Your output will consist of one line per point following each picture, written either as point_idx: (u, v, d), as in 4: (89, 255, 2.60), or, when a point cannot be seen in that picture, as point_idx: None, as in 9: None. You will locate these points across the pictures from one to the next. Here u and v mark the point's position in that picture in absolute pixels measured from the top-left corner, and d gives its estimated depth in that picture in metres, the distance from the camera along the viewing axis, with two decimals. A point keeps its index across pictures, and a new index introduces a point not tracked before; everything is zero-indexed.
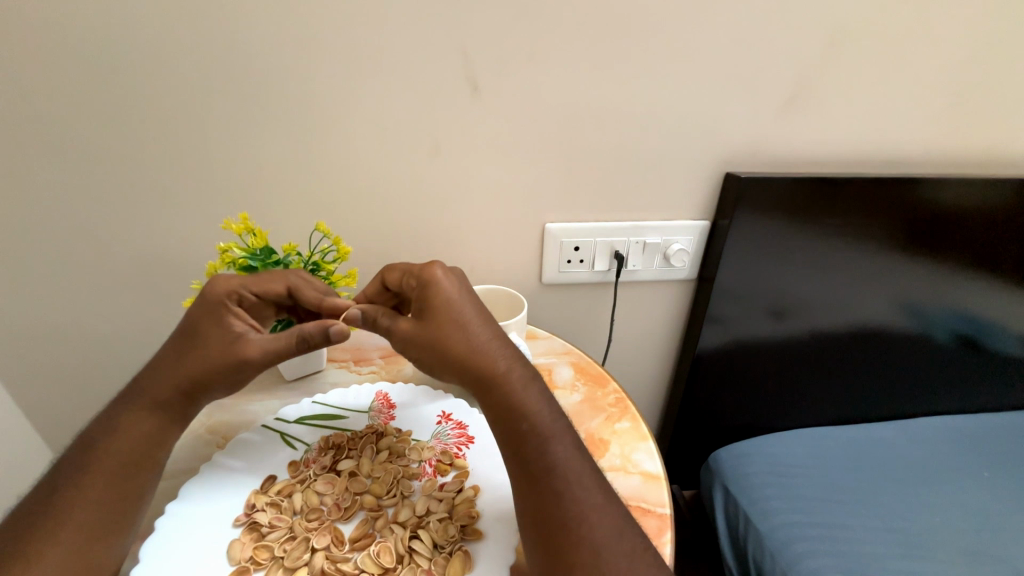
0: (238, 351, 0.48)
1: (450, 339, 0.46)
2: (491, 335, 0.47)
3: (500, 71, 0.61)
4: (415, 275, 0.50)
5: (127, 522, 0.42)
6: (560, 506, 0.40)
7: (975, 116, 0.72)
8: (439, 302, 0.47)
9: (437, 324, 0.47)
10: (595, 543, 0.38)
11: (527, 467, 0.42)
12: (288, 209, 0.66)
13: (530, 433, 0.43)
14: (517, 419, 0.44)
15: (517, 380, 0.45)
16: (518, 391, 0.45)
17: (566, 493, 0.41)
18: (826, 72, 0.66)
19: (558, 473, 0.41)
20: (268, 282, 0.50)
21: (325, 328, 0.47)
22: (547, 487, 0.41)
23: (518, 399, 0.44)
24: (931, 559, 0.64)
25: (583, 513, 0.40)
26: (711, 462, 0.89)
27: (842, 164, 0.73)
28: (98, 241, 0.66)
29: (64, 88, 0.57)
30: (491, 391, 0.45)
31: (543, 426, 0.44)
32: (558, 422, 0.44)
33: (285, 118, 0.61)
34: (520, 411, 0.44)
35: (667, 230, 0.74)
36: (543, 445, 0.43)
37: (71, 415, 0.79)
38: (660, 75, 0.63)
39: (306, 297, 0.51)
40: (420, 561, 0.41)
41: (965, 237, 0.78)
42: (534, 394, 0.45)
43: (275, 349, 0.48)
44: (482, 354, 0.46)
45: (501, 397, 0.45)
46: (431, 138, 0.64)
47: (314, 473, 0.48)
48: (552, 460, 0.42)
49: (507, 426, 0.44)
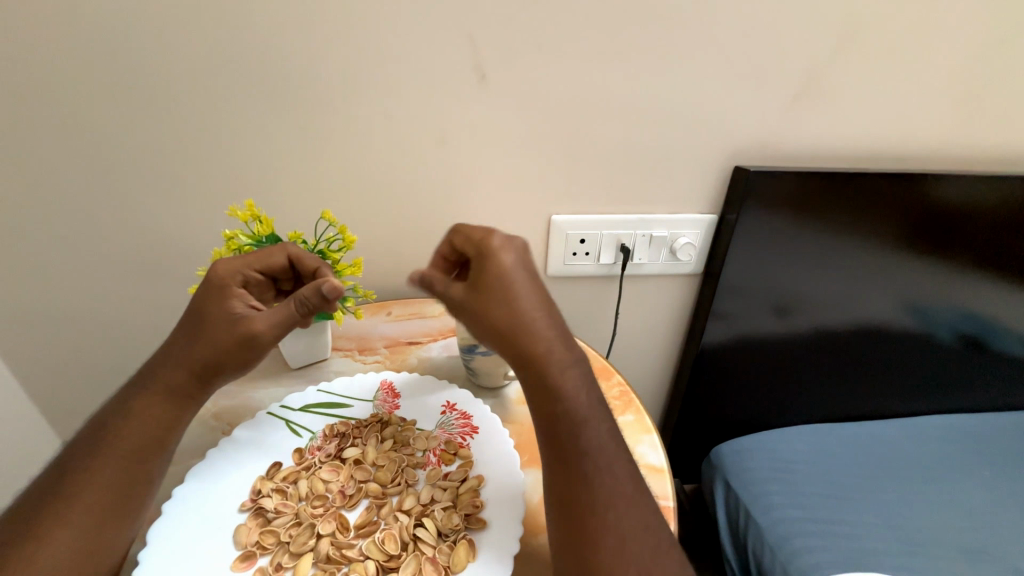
0: (245, 327, 0.48)
1: (497, 311, 0.44)
2: (542, 313, 0.45)
3: (508, 59, 0.60)
4: (473, 245, 0.47)
5: (137, 506, 0.43)
6: (588, 490, 0.41)
7: (988, 113, 0.70)
8: (491, 276, 0.45)
9: (486, 296, 0.45)
10: (620, 531, 0.39)
11: (559, 449, 0.43)
12: (292, 197, 0.66)
13: (565, 416, 0.43)
14: (553, 402, 0.44)
15: (558, 363, 0.44)
16: (558, 373, 0.44)
17: (593, 479, 0.41)
18: (838, 65, 0.64)
19: (590, 458, 0.42)
20: (267, 257, 0.51)
21: (319, 287, 0.47)
22: (576, 470, 0.41)
23: (558, 381, 0.44)
24: (932, 557, 0.64)
25: (611, 500, 0.40)
26: (712, 456, 0.89)
27: (852, 160, 0.72)
28: (104, 228, 0.66)
29: (70, 73, 0.56)
30: (530, 371, 0.44)
31: (579, 410, 0.43)
32: (594, 407, 0.44)
33: (290, 105, 0.60)
34: (558, 393, 0.44)
35: (674, 224, 0.73)
36: (577, 429, 0.43)
37: (77, 399, 0.79)
38: (670, 66, 0.62)
39: (305, 266, 0.52)
40: (424, 548, 0.41)
41: (974, 235, 0.77)
42: (573, 377, 0.44)
43: (281, 318, 0.48)
44: (527, 333, 0.44)
45: (541, 379, 0.44)
46: (437, 128, 0.63)
47: (319, 460, 0.48)
48: (585, 444, 0.42)
49: (543, 407, 0.44)
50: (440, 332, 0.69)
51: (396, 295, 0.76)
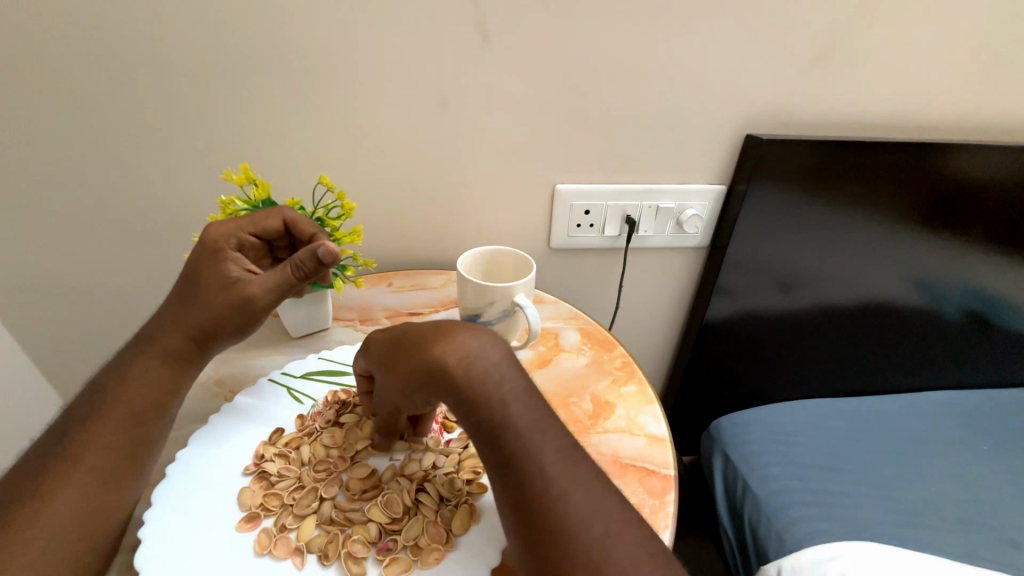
0: (239, 291, 0.47)
1: (399, 368, 0.41)
2: (425, 335, 0.40)
3: (512, 16, 0.57)
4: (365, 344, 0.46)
5: (139, 467, 0.43)
6: (522, 504, 0.35)
7: (1014, 80, 0.67)
8: (381, 348, 0.44)
9: (390, 368, 0.42)
10: (562, 547, 0.33)
11: (489, 464, 0.37)
12: (289, 163, 0.64)
13: (486, 424, 0.37)
14: (467, 412, 0.37)
15: (458, 370, 0.37)
16: (461, 378, 0.37)
17: (530, 486, 0.35)
18: (862, 26, 0.61)
19: (517, 470, 0.35)
20: (261, 220, 0.49)
21: (313, 251, 0.45)
22: (512, 481, 0.36)
23: (464, 386, 0.37)
24: (926, 527, 0.65)
25: (546, 512, 0.34)
26: (711, 429, 0.90)
27: (868, 129, 0.69)
28: (97, 194, 0.64)
29: (54, 27, 0.54)
30: (439, 386, 0.38)
31: (497, 414, 0.37)
32: (516, 406, 0.37)
33: (284, 65, 0.58)
34: (469, 402, 0.37)
35: (682, 195, 0.71)
36: (500, 438, 0.36)
37: (81, 366, 0.80)
38: (683, 25, 0.59)
39: (300, 232, 0.50)
40: (426, 512, 0.41)
41: (990, 209, 0.75)
42: (482, 378, 0.37)
43: (276, 283, 0.47)
44: (421, 356, 0.39)
45: (449, 394, 0.38)
46: (438, 92, 0.61)
47: (320, 426, 0.49)
48: (510, 453, 0.36)
49: (465, 420, 0.38)
50: (441, 303, 0.68)
51: (397, 266, 0.75)
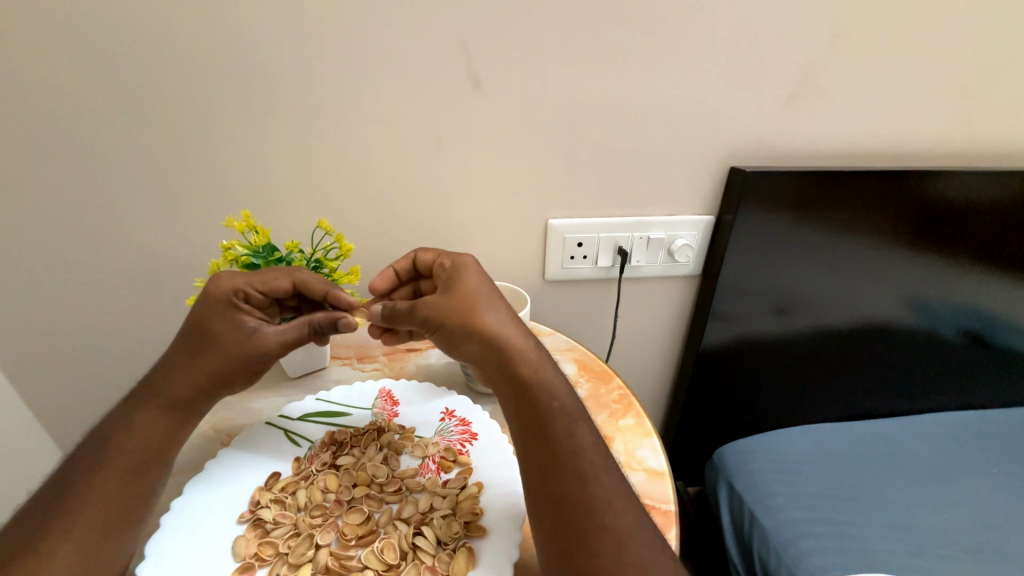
0: (253, 344, 0.48)
1: (482, 321, 0.45)
2: (515, 315, 0.47)
3: (500, 66, 0.60)
4: (449, 260, 0.51)
5: (136, 520, 0.43)
6: (585, 491, 0.39)
7: (981, 110, 0.70)
8: (472, 281, 0.48)
9: (469, 303, 0.46)
10: (619, 530, 0.38)
11: (553, 450, 0.41)
12: (289, 207, 0.66)
13: (559, 413, 0.43)
14: (546, 399, 0.43)
15: (544, 362, 0.45)
16: (546, 372, 0.45)
17: (590, 477, 0.40)
18: (833, 64, 0.64)
19: (584, 456, 0.41)
20: (271, 279, 0.49)
21: (334, 320, 0.50)
22: (574, 468, 0.40)
23: (547, 378, 0.44)
24: (939, 557, 0.63)
25: (608, 497, 0.39)
26: (715, 459, 0.89)
27: (846, 159, 0.72)
28: (103, 241, 0.66)
29: (71, 88, 0.57)
30: (519, 367, 0.44)
31: (570, 406, 0.43)
32: (581, 408, 0.44)
33: (286, 116, 0.61)
34: (550, 387, 0.44)
35: (671, 226, 0.73)
36: (570, 427, 0.42)
37: (75, 412, 0.79)
38: (662, 69, 0.63)
39: (311, 290, 0.51)
40: (423, 557, 0.41)
41: (973, 230, 0.77)
42: (558, 376, 0.45)
43: (291, 338, 0.50)
44: (512, 332, 0.45)
45: (531, 374, 0.44)
46: (431, 136, 0.64)
47: (316, 469, 0.48)
48: (579, 441, 0.42)
49: (535, 405, 0.43)
50: None
51: None
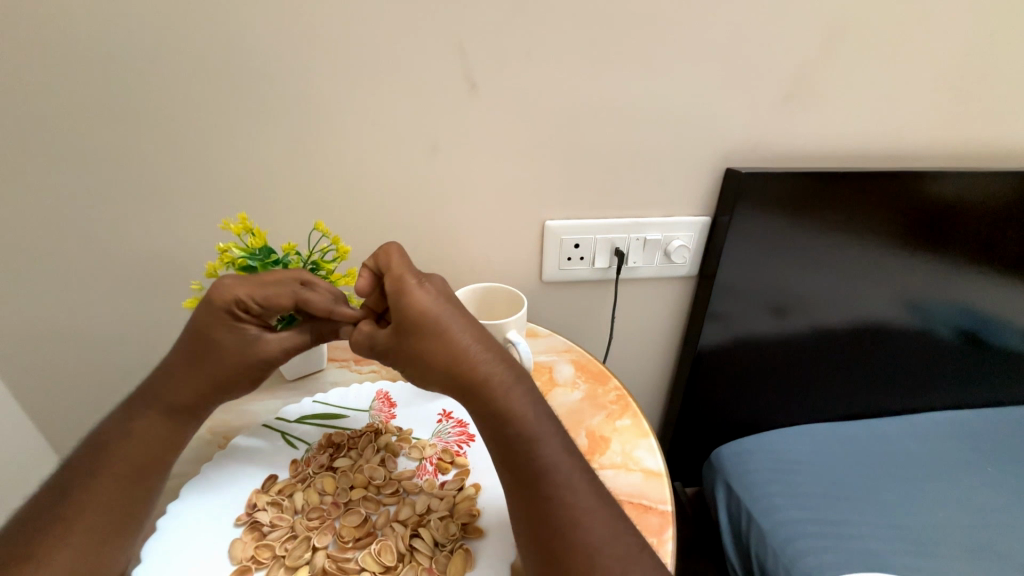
0: (258, 355, 0.49)
1: (433, 353, 0.44)
2: (468, 337, 0.44)
3: (497, 67, 0.60)
4: (392, 279, 0.46)
5: (133, 524, 0.43)
6: (549, 512, 0.39)
7: (974, 111, 0.71)
8: (415, 310, 0.44)
9: (416, 335, 0.45)
10: (587, 547, 0.38)
11: (515, 476, 0.41)
12: (287, 209, 0.66)
13: (518, 439, 0.42)
14: (505, 425, 0.43)
15: (500, 386, 0.43)
16: (503, 397, 0.43)
17: (554, 498, 0.40)
18: (828, 64, 0.65)
19: (547, 479, 0.40)
20: (276, 295, 0.47)
21: (335, 329, 0.52)
22: (536, 492, 0.40)
23: (505, 404, 0.43)
24: (934, 556, 0.64)
25: (574, 515, 0.39)
26: (713, 459, 0.89)
27: (841, 160, 0.72)
28: (100, 245, 0.66)
29: (68, 91, 0.57)
30: (475, 396, 0.44)
31: (531, 430, 0.42)
32: (547, 427, 0.43)
33: (282, 117, 0.61)
34: (506, 415, 0.43)
35: (667, 227, 0.74)
36: (532, 451, 0.42)
37: (71, 416, 0.79)
38: (658, 71, 0.63)
39: (314, 309, 0.49)
40: (421, 559, 0.41)
41: (966, 230, 0.77)
42: (519, 399, 0.43)
43: (295, 347, 0.51)
44: (465, 359, 0.44)
45: (486, 403, 0.43)
46: (428, 138, 0.64)
47: (313, 472, 0.48)
48: (540, 465, 0.41)
49: (496, 432, 0.43)
50: None
51: None
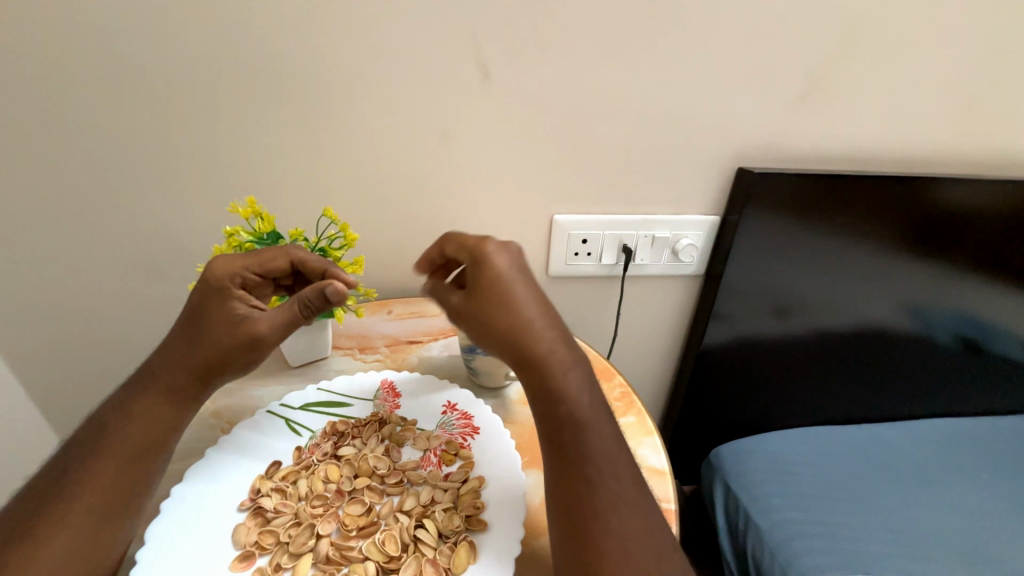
0: (247, 328, 0.47)
1: (497, 323, 0.43)
2: (540, 315, 0.44)
3: (510, 57, 0.59)
4: (469, 249, 0.46)
5: (134, 506, 0.43)
6: (589, 496, 0.39)
7: (989, 117, 0.70)
8: (490, 280, 0.44)
9: (483, 304, 0.44)
10: (623, 535, 0.38)
11: (562, 454, 0.41)
12: (294, 195, 0.66)
13: (567, 419, 0.42)
14: (559, 404, 0.42)
15: (563, 365, 0.43)
16: (562, 376, 0.43)
17: (596, 484, 0.40)
18: (844, 66, 0.64)
19: (591, 462, 0.41)
20: (268, 258, 0.49)
21: (323, 290, 0.47)
22: (579, 475, 0.40)
23: (560, 383, 0.43)
24: (931, 561, 0.64)
25: (614, 503, 0.39)
26: (712, 458, 0.89)
27: (852, 163, 0.72)
28: (105, 226, 0.65)
29: (74, 67, 0.56)
30: (535, 371, 0.43)
31: (584, 413, 0.42)
32: (598, 411, 0.43)
33: (290, 100, 0.60)
34: (561, 394, 0.42)
35: (677, 225, 0.73)
36: (580, 434, 0.42)
37: (74, 396, 0.79)
38: (673, 66, 0.62)
39: (310, 268, 0.51)
40: (424, 550, 0.41)
41: (975, 238, 0.77)
42: (576, 380, 0.43)
43: (285, 320, 0.48)
44: (531, 335, 0.43)
45: (548, 379, 0.43)
46: (438, 127, 0.63)
47: (317, 459, 0.48)
48: (587, 448, 0.41)
49: (547, 409, 0.43)
50: (440, 331, 0.69)
51: (397, 294, 0.76)
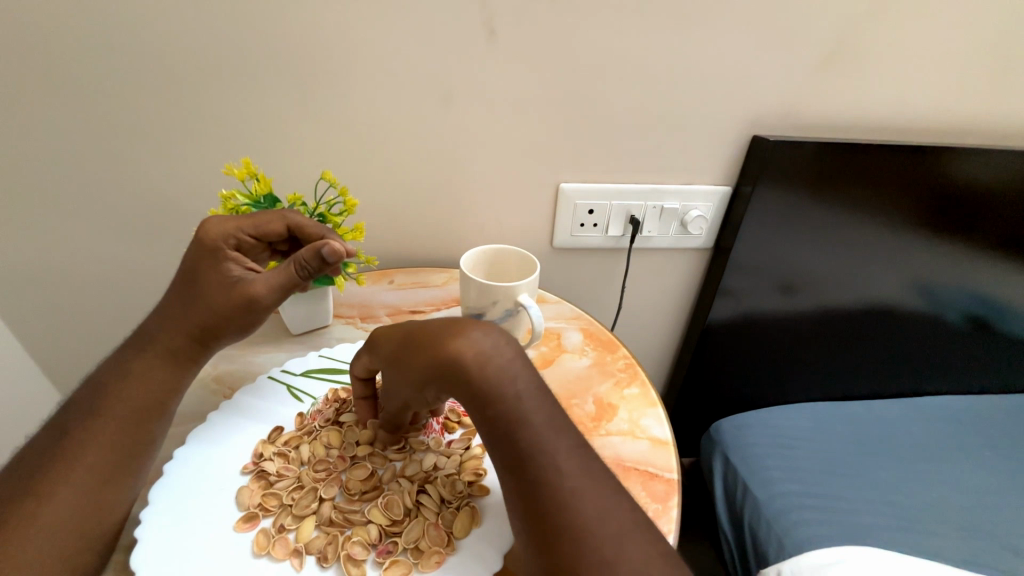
0: (242, 290, 0.46)
1: (412, 366, 0.40)
2: (441, 332, 0.40)
3: (518, 12, 0.56)
4: (369, 344, 0.45)
5: (137, 466, 0.43)
6: (537, 497, 0.35)
7: (1021, 85, 0.67)
8: (392, 344, 0.43)
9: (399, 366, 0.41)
10: (579, 530, 0.34)
11: (503, 460, 0.37)
12: (293, 159, 0.64)
13: (500, 421, 0.37)
14: (486, 409, 0.38)
15: (478, 365, 0.38)
16: (480, 376, 0.38)
17: (542, 482, 0.36)
18: (873, 26, 0.60)
19: (533, 462, 0.36)
20: (263, 221, 0.48)
21: (318, 250, 0.45)
22: (524, 477, 0.36)
23: (482, 382, 0.38)
24: (927, 533, 0.65)
25: (561, 501, 0.35)
26: (712, 432, 0.90)
27: (873, 132, 0.69)
28: (99, 189, 0.64)
29: (59, 18, 0.53)
30: (452, 380, 0.38)
31: (514, 410, 0.37)
32: (531, 403, 0.38)
33: (286, 57, 0.57)
34: (486, 397, 0.37)
35: (687, 196, 0.71)
36: (515, 434, 0.37)
37: (78, 360, 0.79)
38: (691, 24, 0.58)
39: (307, 233, 0.49)
40: (427, 514, 0.41)
41: (994, 213, 0.74)
42: (498, 375, 0.38)
43: (280, 283, 0.47)
44: (437, 353, 0.39)
45: (467, 384, 0.38)
46: (441, 89, 0.60)
47: (319, 425, 0.48)
48: (525, 448, 0.37)
49: (480, 416, 0.38)
50: (443, 301, 0.68)
51: (398, 264, 0.75)
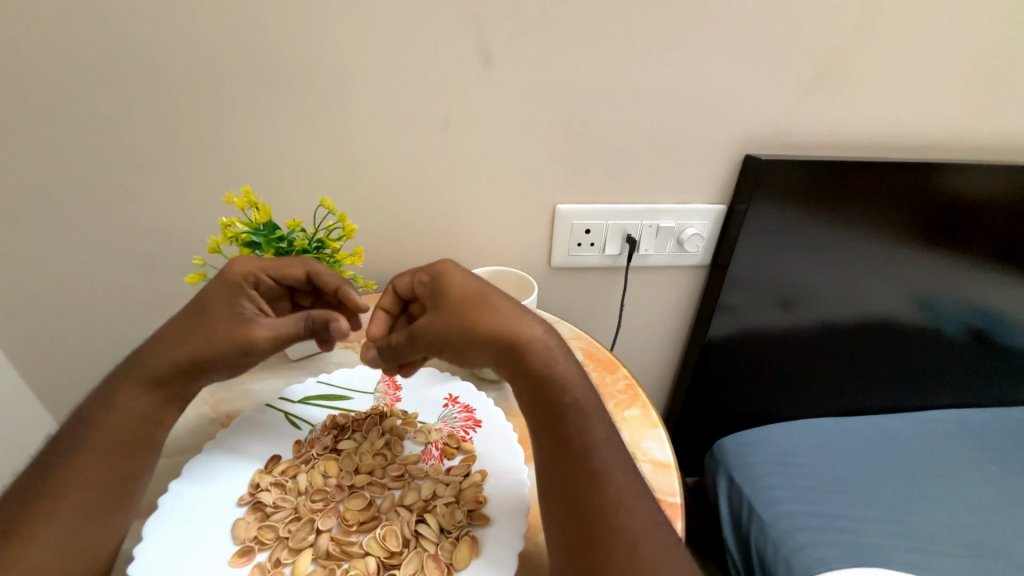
0: (245, 332, 0.46)
1: (484, 324, 0.42)
2: (521, 310, 0.44)
3: (511, 42, 0.58)
4: (424, 275, 0.45)
5: (125, 501, 0.43)
6: (596, 488, 0.38)
7: (1006, 102, 0.68)
8: (457, 289, 0.43)
9: (464, 314, 0.42)
10: (632, 528, 0.37)
11: (562, 447, 0.40)
12: (292, 185, 0.64)
13: (569, 408, 0.41)
14: (558, 393, 0.42)
15: (558, 355, 0.43)
16: (556, 365, 0.42)
17: (601, 475, 0.39)
18: (857, 49, 0.62)
19: (597, 452, 0.40)
20: (285, 268, 0.48)
21: (328, 321, 0.46)
22: (584, 465, 0.39)
23: (556, 370, 0.42)
24: (936, 552, 0.63)
25: (621, 495, 0.38)
26: (715, 450, 0.88)
27: (863, 150, 0.70)
28: (100, 217, 0.64)
29: (66, 54, 0.55)
30: (528, 359, 0.42)
31: (583, 401, 0.42)
32: (596, 399, 0.43)
33: (287, 88, 0.58)
34: (559, 385, 0.42)
35: (682, 214, 0.72)
36: (584, 422, 0.41)
37: (75, 386, 0.79)
38: (679, 50, 0.60)
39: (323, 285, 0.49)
40: (425, 545, 0.40)
41: (987, 227, 0.75)
42: (570, 368, 0.43)
43: (281, 336, 0.47)
44: (519, 329, 0.42)
45: (543, 368, 0.42)
46: (438, 115, 0.62)
47: (317, 453, 0.48)
48: (591, 438, 0.41)
49: (546, 399, 0.42)
50: None
51: None
